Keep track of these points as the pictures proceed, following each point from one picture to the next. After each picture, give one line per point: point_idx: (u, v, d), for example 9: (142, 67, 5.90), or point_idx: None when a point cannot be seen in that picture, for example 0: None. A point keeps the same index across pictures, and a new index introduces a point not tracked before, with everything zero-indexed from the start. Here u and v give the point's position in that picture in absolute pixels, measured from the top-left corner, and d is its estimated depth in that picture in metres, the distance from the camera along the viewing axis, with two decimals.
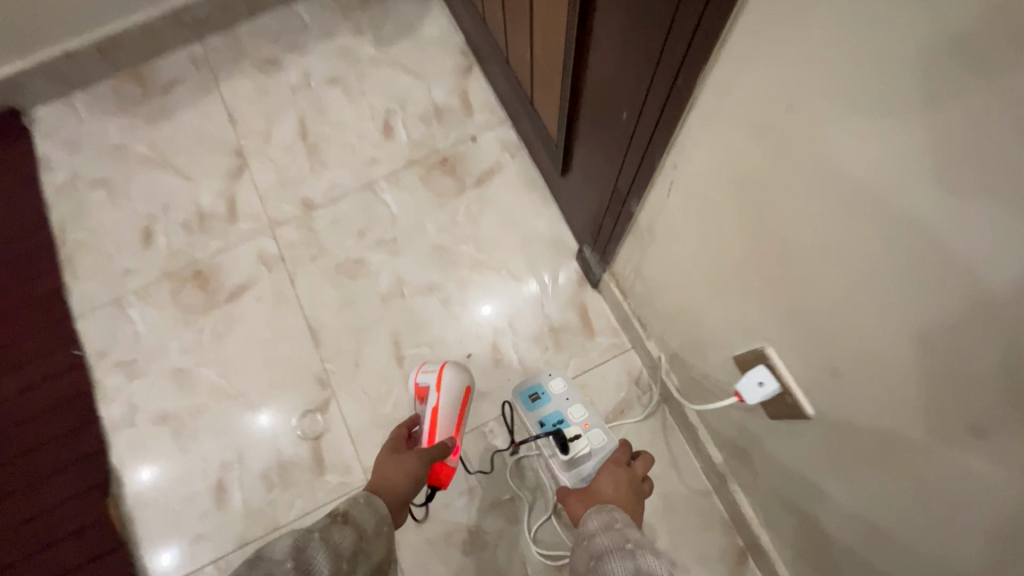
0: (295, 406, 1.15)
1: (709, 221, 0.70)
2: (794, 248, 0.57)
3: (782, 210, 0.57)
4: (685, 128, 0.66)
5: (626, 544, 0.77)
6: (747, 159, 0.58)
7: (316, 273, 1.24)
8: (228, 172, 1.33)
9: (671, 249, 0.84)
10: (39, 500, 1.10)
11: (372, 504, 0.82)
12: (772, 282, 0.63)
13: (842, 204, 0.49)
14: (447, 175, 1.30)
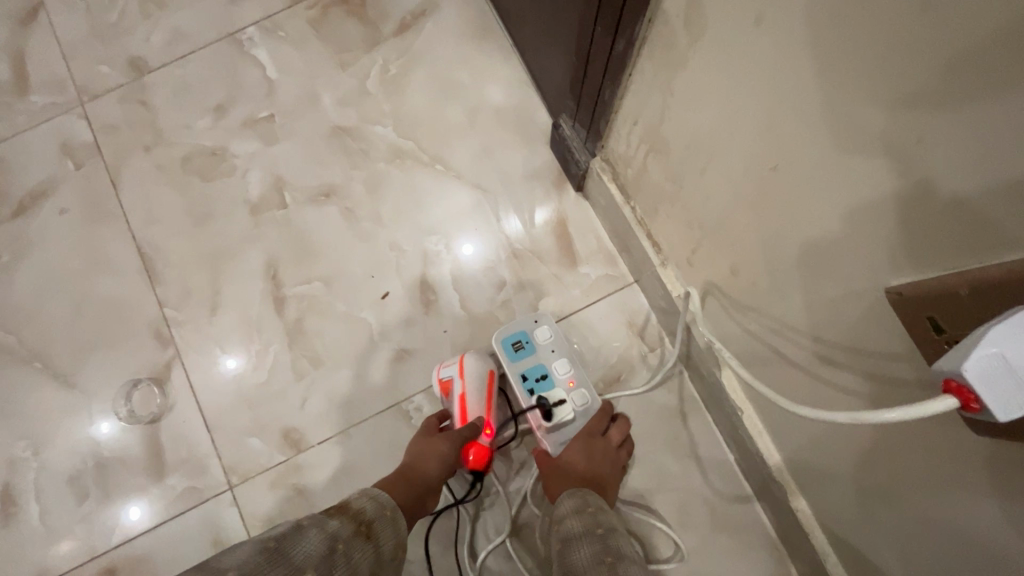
0: (121, 374, 0.76)
1: (672, 179, 0.55)
2: (767, 223, 0.43)
3: (752, 172, 0.42)
4: (648, 46, 0.48)
5: (598, 529, 0.51)
6: (710, 106, 0.43)
7: (152, 173, 0.81)
8: (12, 18, 0.85)
9: (662, 158, 0.55)
10: None
11: (396, 519, 0.54)
12: (744, 261, 0.49)
13: (824, 170, 0.35)
14: (352, 20, 0.84)
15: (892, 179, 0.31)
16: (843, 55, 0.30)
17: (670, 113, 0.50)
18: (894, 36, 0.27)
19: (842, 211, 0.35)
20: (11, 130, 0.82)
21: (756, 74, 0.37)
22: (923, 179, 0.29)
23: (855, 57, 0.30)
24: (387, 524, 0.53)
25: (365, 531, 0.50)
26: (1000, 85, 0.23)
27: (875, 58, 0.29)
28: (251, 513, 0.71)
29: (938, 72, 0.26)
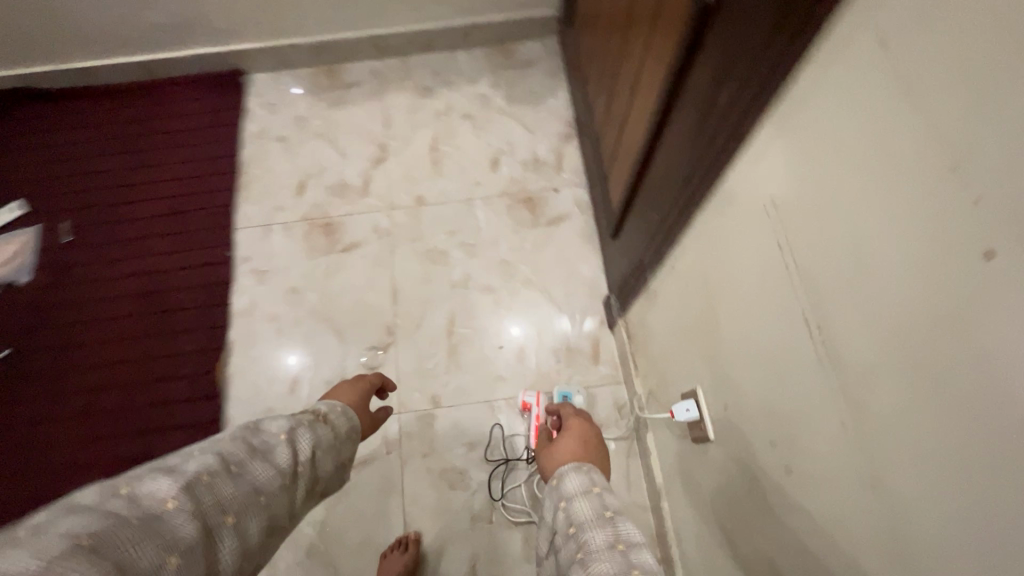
0: (365, 341, 1.53)
1: (672, 308, 1.10)
2: (699, 348, 0.98)
3: (702, 326, 0.96)
4: (648, 291, 1.25)
5: (607, 512, 0.75)
6: (695, 294, 0.97)
7: (409, 252, 1.63)
8: (371, 160, 1.76)
9: (646, 328, 1.28)
10: (176, 345, 1.52)
11: (341, 421, 0.85)
12: (685, 359, 1.05)
13: (720, 342, 0.89)
14: (527, 211, 1.68)
15: (746, 360, 0.79)
16: (744, 309, 0.78)
17: (674, 288, 1.08)
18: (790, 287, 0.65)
19: (720, 359, 0.89)
20: (353, 211, 1.69)
21: (746, 272, 0.77)
22: (738, 363, 0.82)
23: (737, 313, 0.81)
24: (338, 415, 0.85)
25: (322, 418, 0.82)
26: (757, 350, 0.76)
27: (738, 317, 0.81)
28: (405, 428, 1.43)
29: (747, 334, 0.78)
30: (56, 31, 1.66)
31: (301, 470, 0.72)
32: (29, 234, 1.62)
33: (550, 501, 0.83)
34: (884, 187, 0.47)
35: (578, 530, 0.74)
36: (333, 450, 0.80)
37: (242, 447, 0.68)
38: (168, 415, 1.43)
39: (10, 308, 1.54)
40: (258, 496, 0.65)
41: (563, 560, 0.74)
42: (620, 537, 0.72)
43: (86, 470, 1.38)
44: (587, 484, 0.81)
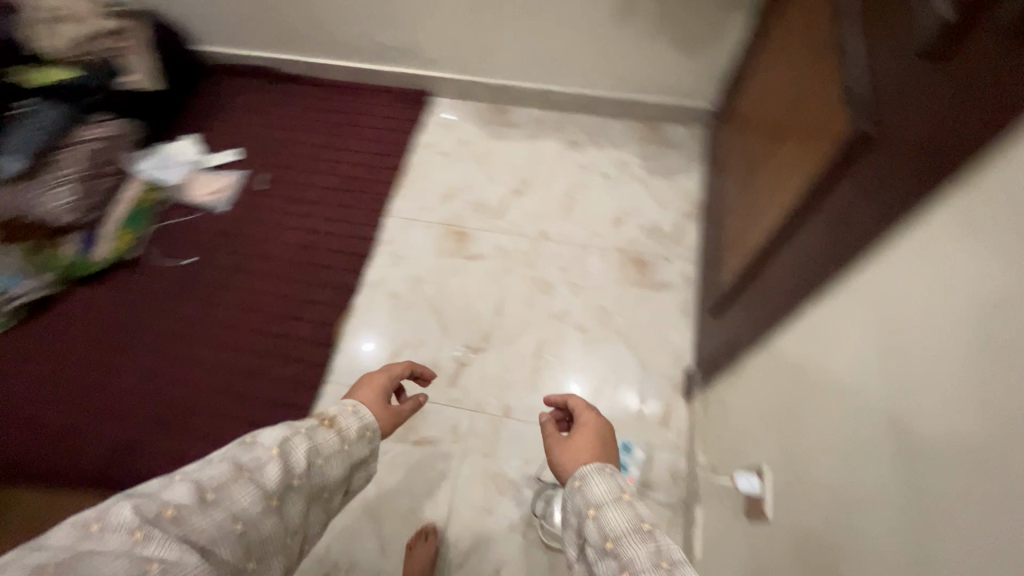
0: (462, 340, 1.69)
1: (756, 391, 1.16)
2: (773, 432, 1.03)
3: (780, 413, 1.02)
4: (733, 372, 1.32)
5: (644, 527, 0.78)
6: (782, 382, 1.04)
7: (522, 275, 1.80)
8: (511, 190, 1.99)
9: (722, 406, 1.34)
10: (312, 295, 1.76)
11: (348, 424, 0.95)
12: (757, 440, 1.10)
13: (795, 430, 0.95)
14: (636, 271, 1.81)
15: (818, 450, 0.85)
16: (828, 406, 0.85)
17: (761, 373, 1.15)
18: (875, 394, 0.72)
19: (792, 446, 0.95)
20: (485, 227, 1.91)
21: (836, 373, 0.83)
22: (809, 453, 0.88)
23: (820, 408, 0.88)
24: (348, 415, 0.96)
25: (328, 423, 0.92)
26: (831, 445, 0.82)
27: (820, 412, 0.87)
28: (474, 427, 1.56)
29: (825, 428, 0.84)
30: (305, 30, 2.08)
31: (290, 485, 0.81)
32: (236, 176, 1.99)
33: (573, 504, 0.87)
34: (978, 327, 0.55)
35: (615, 543, 0.78)
36: (339, 454, 0.91)
37: (226, 472, 0.76)
38: (290, 351, 1.66)
39: (202, 227, 1.88)
40: (234, 522, 0.74)
41: (599, 568, 0.78)
42: (661, 551, 0.75)
43: (215, 371, 1.64)
44: (616, 490, 0.85)
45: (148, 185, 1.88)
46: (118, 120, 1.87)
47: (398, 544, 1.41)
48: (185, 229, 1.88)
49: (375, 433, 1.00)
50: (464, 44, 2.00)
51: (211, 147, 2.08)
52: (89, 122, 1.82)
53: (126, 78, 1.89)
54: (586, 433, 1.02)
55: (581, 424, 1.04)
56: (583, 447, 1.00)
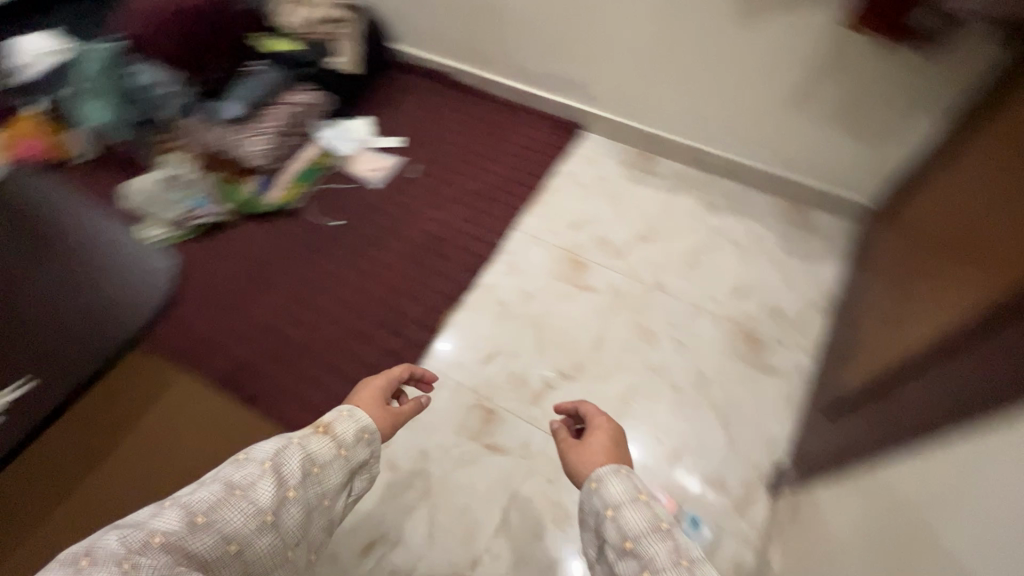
0: (554, 362, 1.71)
1: (853, 506, 1.07)
2: (863, 552, 0.95)
3: (876, 536, 0.94)
4: (832, 481, 1.22)
5: (662, 524, 0.86)
6: (882, 505, 0.96)
7: (629, 318, 1.80)
8: (638, 234, 2.00)
9: (814, 513, 1.25)
10: (430, 281, 1.88)
11: (343, 428, 0.96)
12: (844, 555, 1.01)
13: (888, 558, 0.87)
14: (747, 348, 1.74)
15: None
16: (929, 546, 0.78)
17: (862, 489, 1.06)
18: (989, 551, 0.65)
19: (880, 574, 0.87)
20: (604, 263, 1.93)
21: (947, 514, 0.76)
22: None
23: (920, 544, 0.80)
24: (342, 419, 0.97)
25: (322, 429, 0.94)
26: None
27: (918, 549, 0.80)
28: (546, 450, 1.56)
29: (920, 566, 0.77)
30: (490, 49, 2.27)
31: (284, 497, 0.84)
32: (395, 161, 2.21)
33: (591, 504, 0.94)
34: None
35: (634, 543, 0.85)
36: (336, 461, 0.92)
37: (216, 493, 0.80)
38: (399, 326, 1.79)
39: (355, 197, 2.10)
40: (226, 542, 0.78)
41: (620, 564, 0.86)
42: (679, 549, 0.83)
43: (332, 324, 1.80)
44: (633, 493, 0.92)
45: (325, 151, 2.13)
46: (321, 92, 2.16)
47: (446, 538, 1.43)
48: (341, 196, 2.11)
49: (373, 437, 1.01)
50: (632, 89, 2.07)
51: (381, 131, 2.32)
52: (299, 89, 2.12)
53: (335, 61, 2.20)
54: (598, 435, 1.10)
55: (596, 428, 1.11)
56: (596, 450, 1.07)
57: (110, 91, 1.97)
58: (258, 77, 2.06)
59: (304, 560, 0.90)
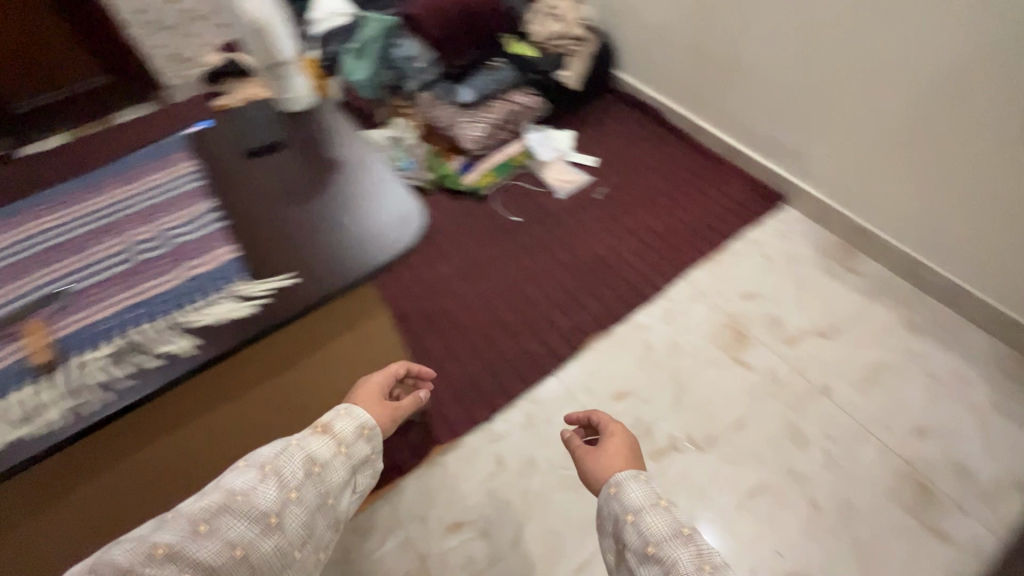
0: (686, 425, 1.61)
1: None
2: None
3: None
4: None
5: (683, 529, 0.82)
6: None
7: (780, 411, 1.64)
8: (817, 328, 1.82)
9: None
10: (584, 300, 1.88)
11: (342, 426, 0.89)
12: None
13: None
14: (914, 497, 1.50)
15: None
16: None
17: None
18: None
19: None
20: (768, 344, 1.78)
21: None
22: None
23: None
24: (341, 416, 0.91)
25: (322, 427, 0.88)
26: None
27: None
28: None
29: None
30: (710, 98, 2.24)
31: (289, 498, 0.78)
32: (584, 178, 2.27)
33: (611, 509, 0.90)
34: None
35: (657, 548, 0.81)
36: (335, 460, 0.85)
37: (218, 501, 0.74)
38: (543, 331, 1.80)
39: (538, 201, 2.19)
40: (231, 548, 0.72)
41: (642, 570, 0.82)
42: (702, 553, 0.78)
43: (483, 309, 1.87)
44: (651, 500, 0.87)
45: (526, 150, 2.25)
46: (540, 99, 2.28)
47: (528, 552, 1.42)
48: (526, 196, 2.21)
49: (375, 432, 0.94)
50: (856, 175, 1.90)
51: (579, 148, 2.40)
52: (522, 92, 2.26)
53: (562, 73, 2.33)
54: (613, 438, 1.05)
55: (612, 432, 1.07)
56: (612, 453, 1.02)
57: (374, 56, 2.23)
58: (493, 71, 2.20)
59: (314, 561, 0.83)
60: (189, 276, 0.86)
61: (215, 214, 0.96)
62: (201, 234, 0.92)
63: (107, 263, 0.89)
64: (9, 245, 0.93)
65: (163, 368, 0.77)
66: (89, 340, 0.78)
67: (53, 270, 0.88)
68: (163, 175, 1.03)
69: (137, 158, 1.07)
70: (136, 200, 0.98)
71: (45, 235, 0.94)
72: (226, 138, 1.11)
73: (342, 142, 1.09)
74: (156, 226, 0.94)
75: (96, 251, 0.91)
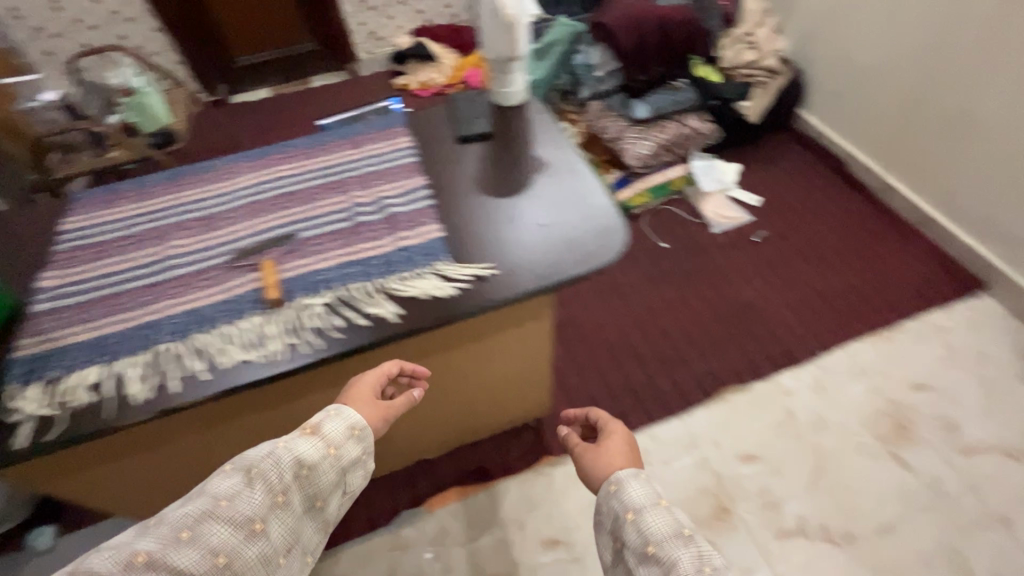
0: (819, 511, 1.44)
1: None
2: None
3: None
4: None
5: (684, 531, 0.71)
6: None
7: (938, 529, 1.41)
8: (1003, 444, 1.54)
9: None
10: (725, 347, 1.76)
11: (329, 427, 0.78)
12: None
13: None
14: None
15: None
16: None
17: None
18: None
19: None
20: (935, 447, 1.54)
21: None
22: None
23: None
24: (332, 418, 0.80)
25: (310, 429, 0.77)
26: None
27: None
28: None
29: None
30: (911, 156, 2.00)
31: (277, 502, 0.68)
32: (743, 218, 2.13)
33: (610, 507, 0.80)
34: None
35: (657, 548, 0.70)
36: (321, 462, 0.74)
37: (201, 507, 0.63)
38: (675, 369, 1.70)
39: (690, 232, 2.09)
40: (214, 556, 0.61)
41: (641, 571, 0.71)
42: (707, 557, 0.67)
43: (615, 330, 1.81)
44: (652, 500, 0.77)
45: (688, 177, 2.16)
46: (713, 126, 2.15)
47: None
48: (677, 225, 2.11)
49: (366, 432, 0.83)
50: None
51: (742, 184, 2.26)
52: (699, 117, 2.14)
53: (744, 103, 2.19)
54: (614, 432, 0.94)
55: (611, 430, 0.94)
56: (615, 446, 0.91)
57: (556, 57, 2.21)
58: (675, 92, 2.12)
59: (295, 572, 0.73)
60: (399, 246, 0.91)
61: (427, 191, 1.00)
62: (413, 208, 0.97)
63: (332, 218, 0.97)
64: (254, 184, 1.05)
65: (367, 329, 0.81)
66: (313, 286, 0.85)
67: (288, 215, 0.98)
68: (385, 144, 1.10)
69: (363, 125, 1.16)
70: (360, 165, 1.06)
71: (281, 181, 1.05)
72: (442, 121, 1.16)
73: (552, 145, 1.10)
74: (377, 190, 1.01)
75: (323, 204, 0.99)
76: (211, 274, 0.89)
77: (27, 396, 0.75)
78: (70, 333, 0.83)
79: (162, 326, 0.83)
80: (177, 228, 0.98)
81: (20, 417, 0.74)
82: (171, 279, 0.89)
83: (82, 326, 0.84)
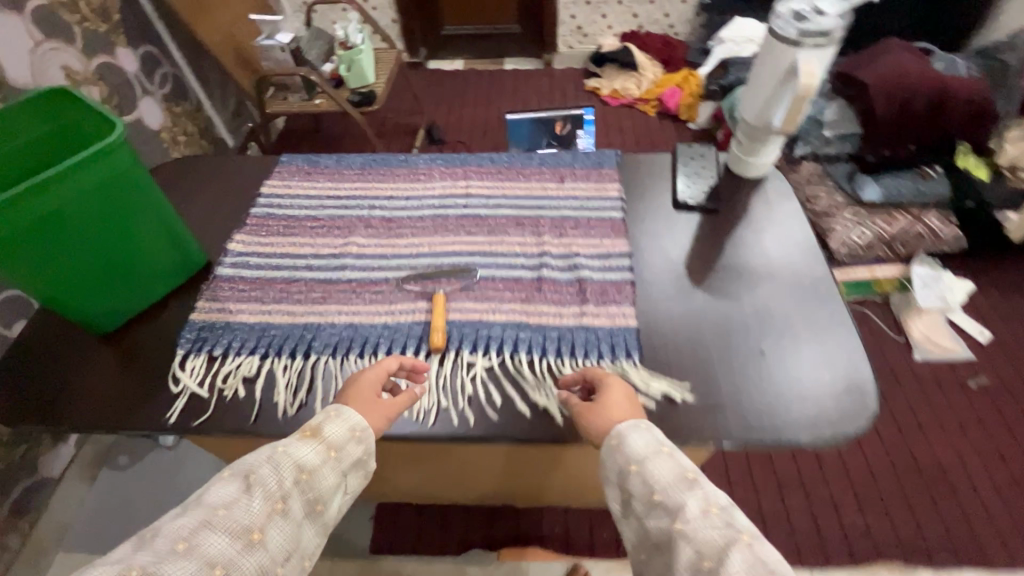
0: None
1: None
2: None
3: None
4: None
5: (688, 471, 0.57)
6: None
7: None
8: None
9: None
10: (893, 508, 1.42)
11: (329, 430, 0.63)
12: None
13: None
14: None
15: None
16: None
17: None
18: None
19: None
20: None
21: None
22: None
23: None
24: (335, 419, 0.65)
25: (310, 433, 0.64)
26: None
27: None
28: None
29: None
30: None
31: (277, 510, 0.56)
32: (963, 353, 1.70)
33: (605, 462, 0.62)
34: None
35: (664, 495, 0.56)
36: (320, 465, 0.61)
37: (197, 517, 0.53)
38: (820, 513, 1.42)
39: (883, 349, 1.73)
40: (209, 568, 0.50)
41: (650, 524, 0.56)
42: (719, 502, 0.53)
43: None
44: (654, 446, 0.60)
45: (901, 283, 1.79)
46: (958, 232, 1.74)
47: None
48: (869, 336, 1.76)
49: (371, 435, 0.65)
50: None
51: (970, 309, 1.80)
52: (943, 217, 1.74)
53: (1008, 212, 1.73)
54: (610, 391, 0.66)
55: (605, 389, 0.67)
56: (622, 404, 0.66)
57: None
58: (922, 180, 1.73)
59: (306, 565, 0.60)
60: (584, 323, 0.78)
61: (629, 260, 0.85)
62: (608, 278, 0.83)
63: (517, 262, 0.86)
64: (443, 194, 0.97)
65: (527, 420, 0.69)
66: (478, 342, 0.76)
67: (471, 242, 0.89)
68: (591, 187, 0.97)
69: (570, 155, 1.04)
70: (559, 205, 0.94)
71: (472, 200, 0.96)
72: (658, 174, 0.99)
73: (790, 245, 0.88)
74: (572, 242, 0.88)
75: (510, 241, 0.89)
76: (383, 287, 0.83)
77: (190, 368, 0.75)
78: (242, 308, 0.82)
79: (323, 331, 0.78)
80: (360, 223, 0.93)
81: (180, 387, 0.74)
82: (343, 281, 0.85)
83: (256, 305, 0.82)
